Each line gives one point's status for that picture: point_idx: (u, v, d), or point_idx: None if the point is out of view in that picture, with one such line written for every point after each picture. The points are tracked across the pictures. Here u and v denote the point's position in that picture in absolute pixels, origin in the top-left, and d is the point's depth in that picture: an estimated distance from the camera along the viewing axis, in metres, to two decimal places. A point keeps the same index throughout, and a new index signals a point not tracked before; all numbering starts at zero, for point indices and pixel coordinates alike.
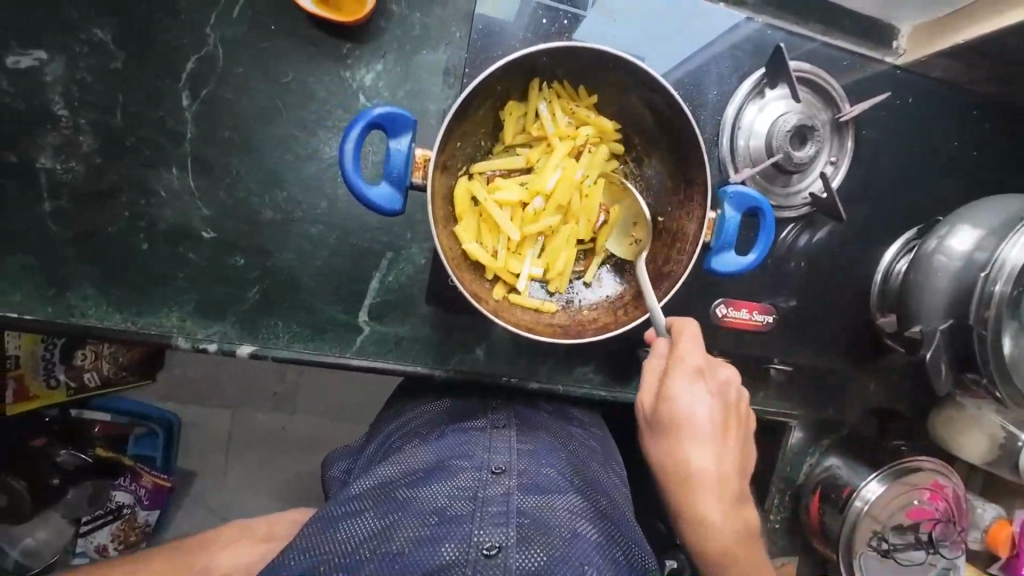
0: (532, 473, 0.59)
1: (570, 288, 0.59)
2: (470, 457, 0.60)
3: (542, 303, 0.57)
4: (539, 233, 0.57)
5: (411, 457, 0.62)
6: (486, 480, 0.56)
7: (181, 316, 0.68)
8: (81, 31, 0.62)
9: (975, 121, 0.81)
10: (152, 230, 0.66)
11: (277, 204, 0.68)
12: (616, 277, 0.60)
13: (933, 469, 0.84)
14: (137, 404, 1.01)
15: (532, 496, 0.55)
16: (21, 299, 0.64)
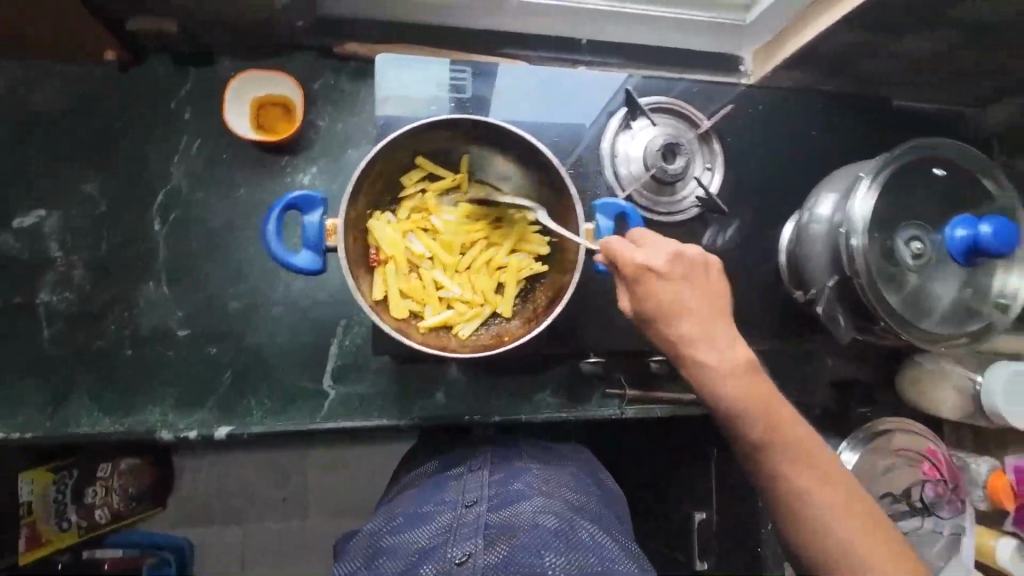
0: (502, 492, 0.65)
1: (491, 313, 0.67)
2: (445, 496, 0.65)
3: (466, 329, 0.65)
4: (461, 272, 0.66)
5: (393, 510, 0.68)
6: (460, 509, 0.62)
7: (164, 411, 0.76)
8: (72, 188, 0.77)
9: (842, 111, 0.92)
10: (136, 338, 0.76)
11: (240, 296, 0.79)
12: (529, 298, 0.68)
13: (919, 434, 0.87)
14: (149, 534, 1.04)
15: (502, 509, 0.61)
16: (26, 418, 0.73)
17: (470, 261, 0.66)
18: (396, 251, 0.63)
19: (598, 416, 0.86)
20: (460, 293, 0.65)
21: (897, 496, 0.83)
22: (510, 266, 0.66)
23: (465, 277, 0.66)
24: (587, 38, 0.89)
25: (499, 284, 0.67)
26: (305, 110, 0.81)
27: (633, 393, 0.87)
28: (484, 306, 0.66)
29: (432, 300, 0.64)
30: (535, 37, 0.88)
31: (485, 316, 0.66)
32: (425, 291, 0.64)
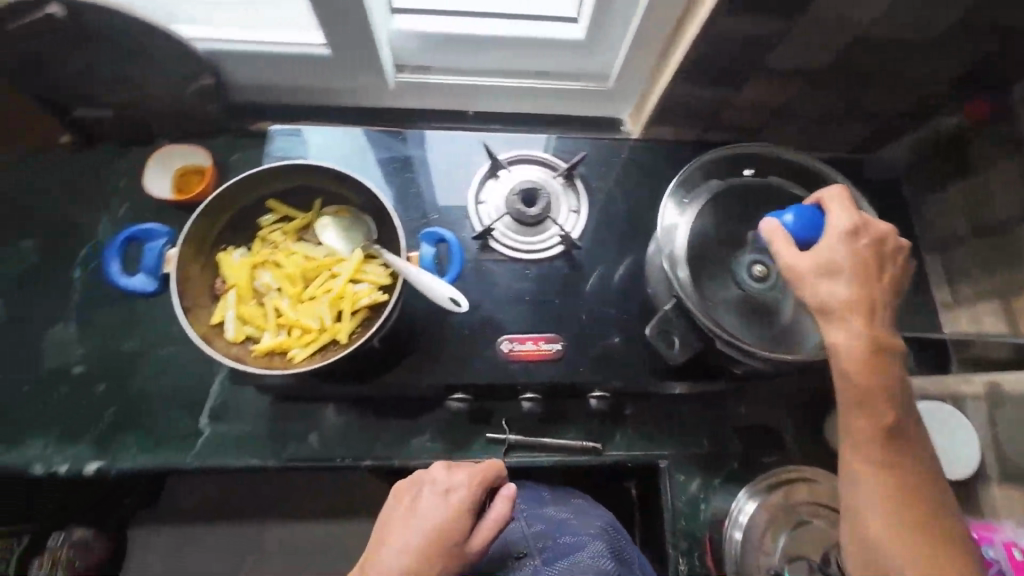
0: (550, 544, 0.76)
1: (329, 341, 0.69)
2: (495, 554, 0.75)
3: (300, 355, 0.67)
4: (303, 301, 0.70)
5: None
6: (517, 564, 0.74)
7: (45, 445, 0.80)
8: (12, 245, 0.89)
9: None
10: (37, 374, 0.83)
11: (136, 336, 0.86)
12: (369, 326, 0.70)
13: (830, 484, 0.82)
14: None
15: (563, 560, 0.74)
16: None
17: (312, 291, 0.70)
18: (241, 281, 0.69)
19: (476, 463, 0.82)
20: (300, 321, 0.69)
21: (811, 561, 0.76)
22: (349, 296, 0.70)
23: (307, 305, 0.70)
24: (472, 109, 1.02)
25: (340, 313, 0.70)
26: (218, 176, 0.94)
27: (514, 439, 0.83)
28: (322, 334, 0.68)
29: (271, 328, 0.68)
30: (428, 112, 1.01)
31: (323, 344, 0.69)
32: (264, 318, 0.68)
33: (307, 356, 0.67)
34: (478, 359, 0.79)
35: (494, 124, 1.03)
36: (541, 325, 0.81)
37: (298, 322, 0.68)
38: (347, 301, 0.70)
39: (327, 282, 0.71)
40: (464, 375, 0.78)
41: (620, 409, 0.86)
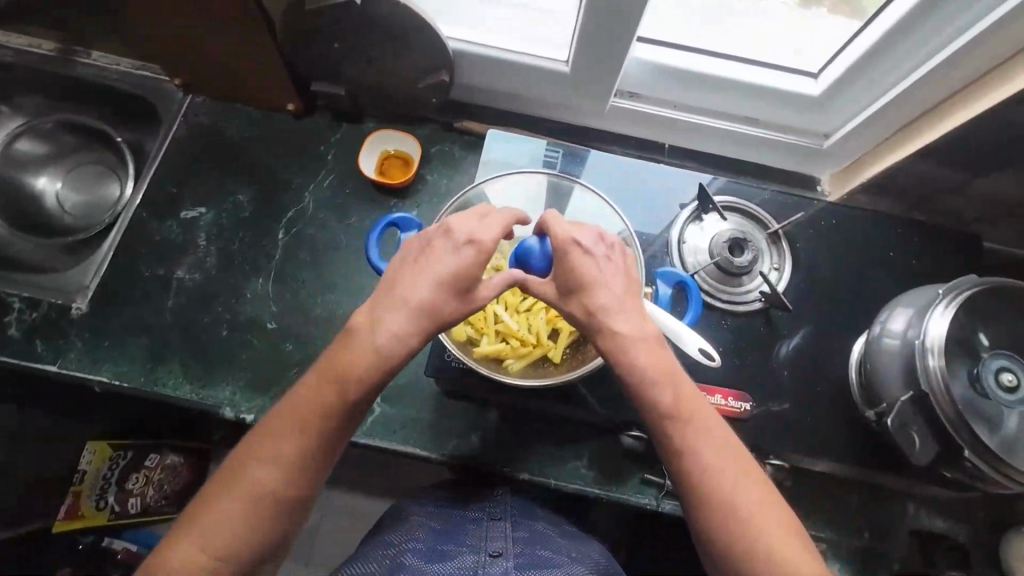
0: (527, 551, 0.68)
1: (541, 357, 0.70)
2: (467, 543, 0.69)
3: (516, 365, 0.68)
4: (520, 313, 0.71)
5: (411, 534, 0.70)
6: (485, 559, 0.66)
7: (234, 390, 0.84)
8: (230, 197, 0.95)
9: (932, 238, 0.89)
10: (234, 321, 0.88)
11: (326, 305, 0.90)
12: (581, 351, 0.70)
13: None
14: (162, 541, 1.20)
15: (528, 571, 0.65)
16: (128, 369, 0.84)
17: (530, 304, 0.71)
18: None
19: (632, 502, 0.81)
20: (518, 330, 0.70)
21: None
22: (566, 315, 0.70)
23: (525, 316, 0.71)
24: (670, 143, 1.00)
25: (554, 330, 0.71)
26: (419, 165, 0.97)
27: (673, 486, 0.81)
28: (536, 348, 0.69)
29: (490, 331, 0.70)
30: (624, 137, 1.00)
31: (535, 359, 0.69)
32: (486, 322, 0.70)
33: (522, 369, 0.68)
34: None
35: (688, 161, 1.00)
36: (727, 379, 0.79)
37: (516, 333, 0.69)
38: (564, 321, 0.70)
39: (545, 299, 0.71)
40: (643, 414, 0.77)
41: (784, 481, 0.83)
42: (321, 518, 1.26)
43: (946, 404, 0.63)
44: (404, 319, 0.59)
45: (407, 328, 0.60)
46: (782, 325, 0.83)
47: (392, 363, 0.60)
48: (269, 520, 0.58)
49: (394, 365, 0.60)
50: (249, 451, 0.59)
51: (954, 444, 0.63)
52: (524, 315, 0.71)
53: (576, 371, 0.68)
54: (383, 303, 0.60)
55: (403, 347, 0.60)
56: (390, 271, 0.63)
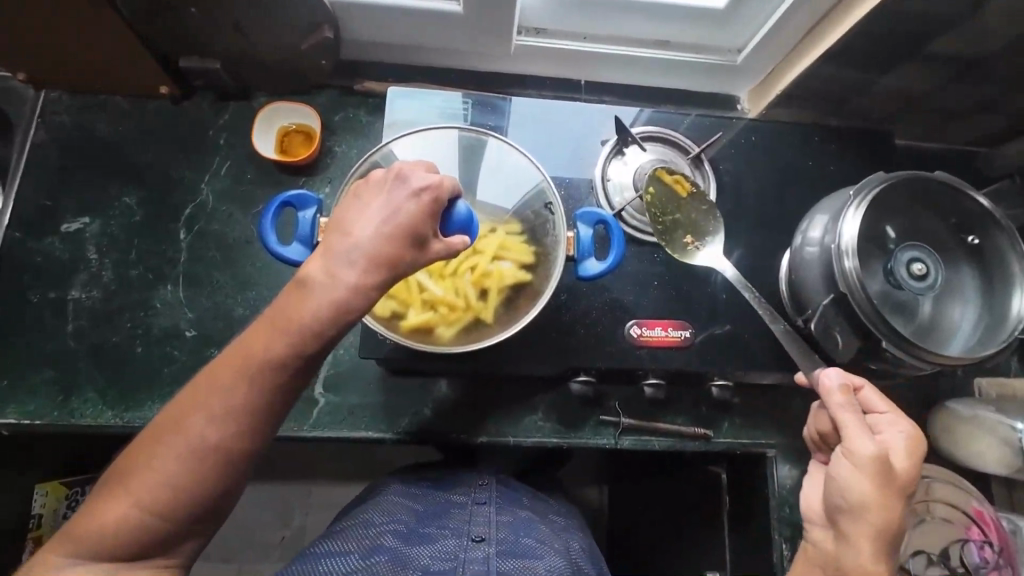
0: (509, 539, 0.67)
1: (474, 317, 0.67)
2: (450, 526, 0.69)
3: (449, 331, 0.66)
4: (445, 277, 0.68)
5: (396, 517, 0.70)
6: (466, 546, 0.65)
7: (162, 407, 0.79)
8: (116, 201, 0.86)
9: (848, 141, 0.90)
10: (148, 335, 0.81)
11: (247, 301, 0.84)
12: (513, 305, 0.68)
13: (950, 479, 0.79)
14: None
15: (510, 559, 0.64)
16: (36, 407, 0.77)
17: (454, 267, 0.68)
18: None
19: (590, 444, 0.83)
20: (446, 297, 0.67)
21: (932, 554, 0.75)
22: (494, 275, 0.68)
23: (452, 280, 0.67)
24: (586, 79, 0.96)
25: (483, 291, 0.68)
26: (323, 137, 0.89)
27: (628, 421, 0.84)
28: (466, 312, 0.67)
29: (416, 300, 0.66)
30: (539, 79, 0.95)
31: (466, 322, 0.67)
32: (409, 292, 0.66)
33: (456, 333, 0.66)
34: (604, 343, 0.77)
35: (607, 96, 0.97)
36: (667, 312, 0.80)
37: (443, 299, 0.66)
38: (491, 278, 0.68)
39: (469, 259, 0.68)
40: (589, 361, 0.77)
41: (730, 399, 0.86)
42: (300, 515, 1.24)
43: (865, 301, 0.65)
44: (358, 267, 0.55)
45: (362, 274, 0.55)
46: None
47: (344, 318, 0.55)
48: (212, 479, 0.54)
49: (351, 315, 0.55)
50: (189, 403, 0.55)
51: (873, 337, 0.66)
52: (450, 278, 0.67)
53: (507, 330, 0.67)
54: (333, 255, 0.55)
55: (366, 301, 0.55)
56: (338, 212, 0.58)
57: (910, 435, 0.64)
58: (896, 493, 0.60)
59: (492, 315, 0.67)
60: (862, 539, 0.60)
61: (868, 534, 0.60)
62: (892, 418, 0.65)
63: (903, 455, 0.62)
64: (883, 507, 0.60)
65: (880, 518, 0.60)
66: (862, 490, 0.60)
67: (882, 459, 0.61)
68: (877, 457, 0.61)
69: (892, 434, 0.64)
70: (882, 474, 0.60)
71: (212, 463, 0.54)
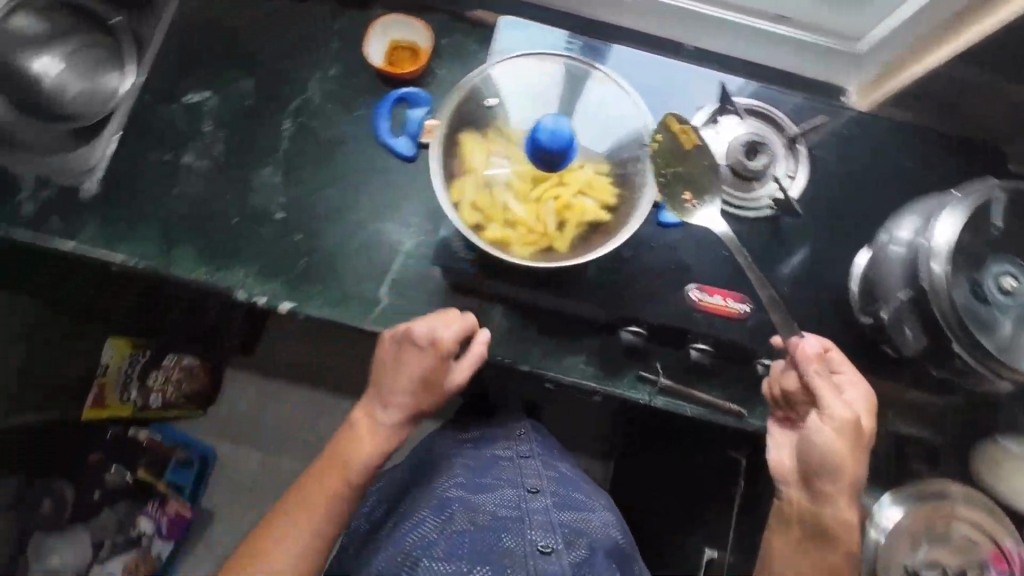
0: (560, 492, 0.73)
1: (549, 244, 0.70)
2: (504, 475, 0.74)
3: (524, 251, 0.70)
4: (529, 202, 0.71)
5: (462, 481, 0.73)
6: (524, 496, 0.70)
7: (246, 274, 0.86)
8: (233, 83, 0.92)
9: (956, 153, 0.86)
10: (243, 209, 0.88)
11: (334, 196, 0.90)
12: (588, 240, 0.71)
13: (980, 502, 0.78)
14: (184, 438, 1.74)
15: (566, 510, 0.70)
16: (141, 252, 0.86)
17: (539, 193, 0.71)
18: (482, 168, 0.71)
19: (624, 395, 0.85)
20: (527, 218, 0.70)
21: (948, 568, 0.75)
22: (576, 208, 0.70)
23: (535, 204, 0.70)
24: (692, 44, 0.95)
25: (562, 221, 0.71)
26: (428, 57, 0.93)
27: (666, 382, 0.85)
28: (543, 236, 0.70)
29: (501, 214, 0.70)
30: (646, 36, 0.95)
31: (541, 246, 0.70)
32: (494, 208, 0.70)
33: (530, 254, 0.69)
34: (661, 300, 0.79)
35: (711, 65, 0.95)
36: (729, 282, 0.80)
37: (524, 221, 0.70)
38: (572, 211, 0.70)
39: (555, 190, 0.71)
40: (644, 313, 0.79)
41: None
42: None
43: (944, 304, 0.64)
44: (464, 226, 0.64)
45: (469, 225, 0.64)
46: (789, 233, 0.83)
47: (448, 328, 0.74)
48: (333, 497, 0.72)
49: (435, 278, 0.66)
50: (318, 478, 0.73)
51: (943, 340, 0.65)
52: (534, 204, 0.71)
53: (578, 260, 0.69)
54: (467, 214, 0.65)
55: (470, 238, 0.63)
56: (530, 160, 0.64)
57: (868, 395, 0.72)
58: (860, 451, 0.69)
59: (566, 244, 0.70)
60: (837, 496, 0.69)
61: (836, 484, 0.69)
62: (852, 381, 0.73)
63: (868, 419, 0.71)
64: (851, 459, 0.69)
65: (848, 469, 0.69)
66: (836, 448, 0.68)
67: (851, 418, 0.69)
68: (845, 421, 0.68)
69: (856, 398, 0.71)
70: (854, 435, 0.69)
71: (336, 505, 0.72)
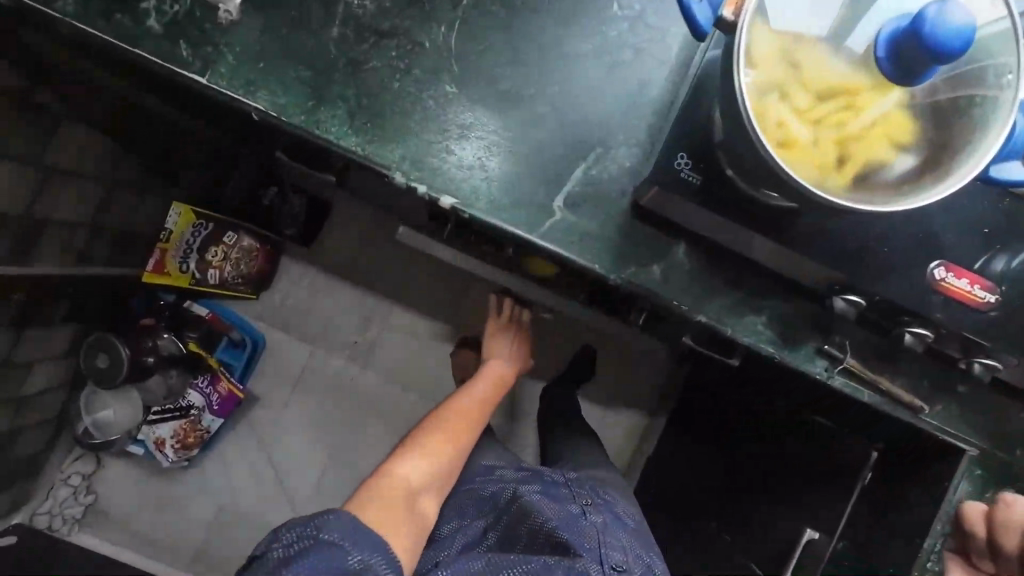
0: (598, 498, 1.07)
1: (842, 179, 0.56)
2: (562, 492, 1.04)
3: (814, 179, 0.55)
4: (827, 121, 0.56)
5: (507, 467, 1.07)
6: (578, 511, 1.00)
7: (403, 155, 0.73)
8: None
9: None
10: (408, 73, 0.74)
11: (516, 77, 0.75)
12: (885, 187, 0.56)
13: None
14: (234, 316, 1.75)
15: (608, 522, 1.02)
16: (285, 103, 0.72)
17: (843, 114, 0.56)
18: (782, 62, 0.55)
19: (802, 367, 0.77)
20: (820, 140, 0.55)
21: None
22: (879, 142, 0.56)
23: (832, 125, 0.56)
24: None
25: (860, 156, 0.56)
26: None
27: (851, 363, 0.77)
28: (835, 167, 0.56)
29: (791, 127, 0.55)
30: None
31: (830, 180, 0.56)
32: (788, 117, 0.55)
33: (819, 184, 0.55)
34: (896, 272, 0.68)
35: None
36: (977, 266, 0.68)
37: (819, 145, 0.55)
38: (875, 147, 0.56)
39: (863, 115, 0.56)
40: (871, 282, 0.68)
41: (956, 381, 0.79)
42: None
43: None
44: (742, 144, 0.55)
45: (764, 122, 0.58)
46: None
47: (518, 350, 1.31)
48: (467, 433, 1.03)
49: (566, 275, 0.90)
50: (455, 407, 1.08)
51: None
52: (833, 126, 0.56)
53: (875, 206, 0.55)
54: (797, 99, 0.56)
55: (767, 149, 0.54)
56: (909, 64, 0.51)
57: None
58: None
59: (861, 186, 0.56)
60: None
61: None
62: None
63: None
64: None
65: None
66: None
67: None
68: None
69: None
70: None
71: (470, 424, 1.05)
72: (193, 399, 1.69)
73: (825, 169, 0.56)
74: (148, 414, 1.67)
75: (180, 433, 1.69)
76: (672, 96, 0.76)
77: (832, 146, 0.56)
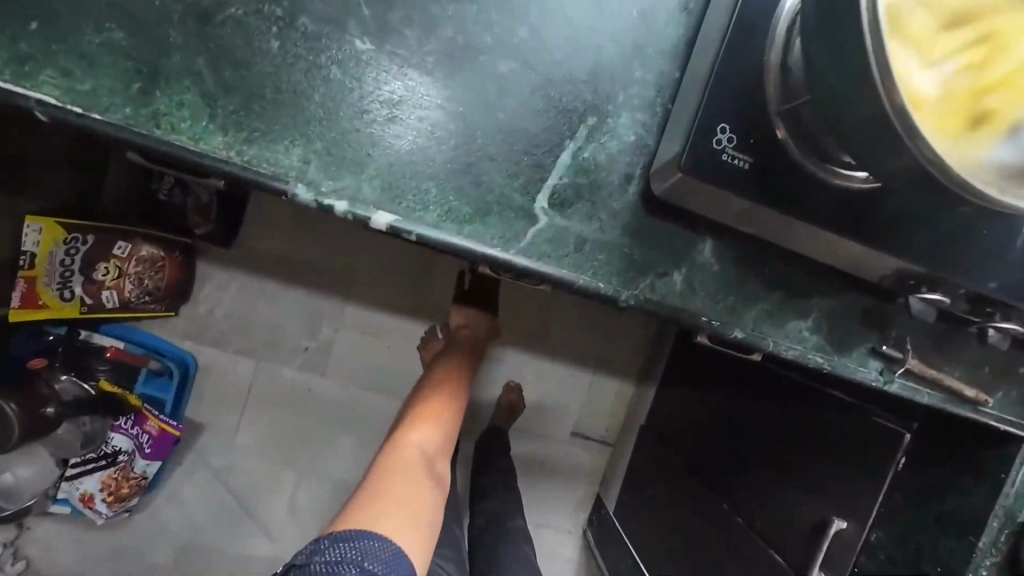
0: None
1: (989, 151, 0.37)
2: None
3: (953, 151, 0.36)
4: (967, 63, 0.37)
5: None
6: None
7: (305, 156, 0.48)
8: None
9: None
10: (293, 25, 0.48)
11: (461, 19, 0.50)
12: None
13: None
14: (149, 338, 1.45)
15: None
16: (93, 87, 0.44)
17: (989, 51, 0.37)
18: None
19: (858, 376, 0.62)
20: (958, 92, 0.36)
21: None
22: None
23: (971, 69, 0.37)
24: None
25: (1012, 116, 0.38)
26: None
27: (914, 363, 0.63)
28: (980, 133, 0.37)
29: (913, 76, 0.36)
30: None
31: (975, 153, 0.37)
32: (915, 54, 0.36)
33: (961, 161, 0.36)
34: (991, 258, 0.52)
35: None
36: None
37: (957, 98, 0.37)
38: None
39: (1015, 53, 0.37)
40: (961, 276, 0.52)
41: (1017, 362, 0.68)
42: None
43: None
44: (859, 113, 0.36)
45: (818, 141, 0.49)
46: None
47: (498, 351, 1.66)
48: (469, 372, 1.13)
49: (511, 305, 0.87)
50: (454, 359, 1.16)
51: None
52: (975, 70, 0.37)
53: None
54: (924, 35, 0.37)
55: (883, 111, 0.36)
56: None
57: None
58: None
59: (1011, 163, 0.38)
60: None
61: None
62: None
63: None
64: None
65: None
66: None
67: None
68: None
69: None
70: None
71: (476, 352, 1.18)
72: (118, 444, 1.42)
73: (968, 136, 0.37)
74: (66, 468, 1.40)
75: (111, 484, 1.42)
76: (683, 36, 0.55)
77: (974, 101, 0.37)
